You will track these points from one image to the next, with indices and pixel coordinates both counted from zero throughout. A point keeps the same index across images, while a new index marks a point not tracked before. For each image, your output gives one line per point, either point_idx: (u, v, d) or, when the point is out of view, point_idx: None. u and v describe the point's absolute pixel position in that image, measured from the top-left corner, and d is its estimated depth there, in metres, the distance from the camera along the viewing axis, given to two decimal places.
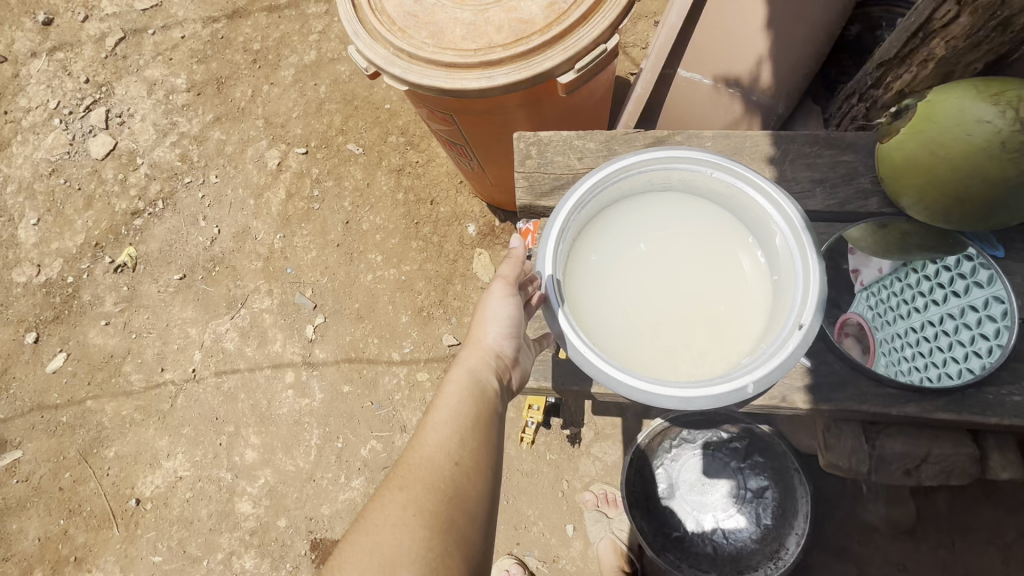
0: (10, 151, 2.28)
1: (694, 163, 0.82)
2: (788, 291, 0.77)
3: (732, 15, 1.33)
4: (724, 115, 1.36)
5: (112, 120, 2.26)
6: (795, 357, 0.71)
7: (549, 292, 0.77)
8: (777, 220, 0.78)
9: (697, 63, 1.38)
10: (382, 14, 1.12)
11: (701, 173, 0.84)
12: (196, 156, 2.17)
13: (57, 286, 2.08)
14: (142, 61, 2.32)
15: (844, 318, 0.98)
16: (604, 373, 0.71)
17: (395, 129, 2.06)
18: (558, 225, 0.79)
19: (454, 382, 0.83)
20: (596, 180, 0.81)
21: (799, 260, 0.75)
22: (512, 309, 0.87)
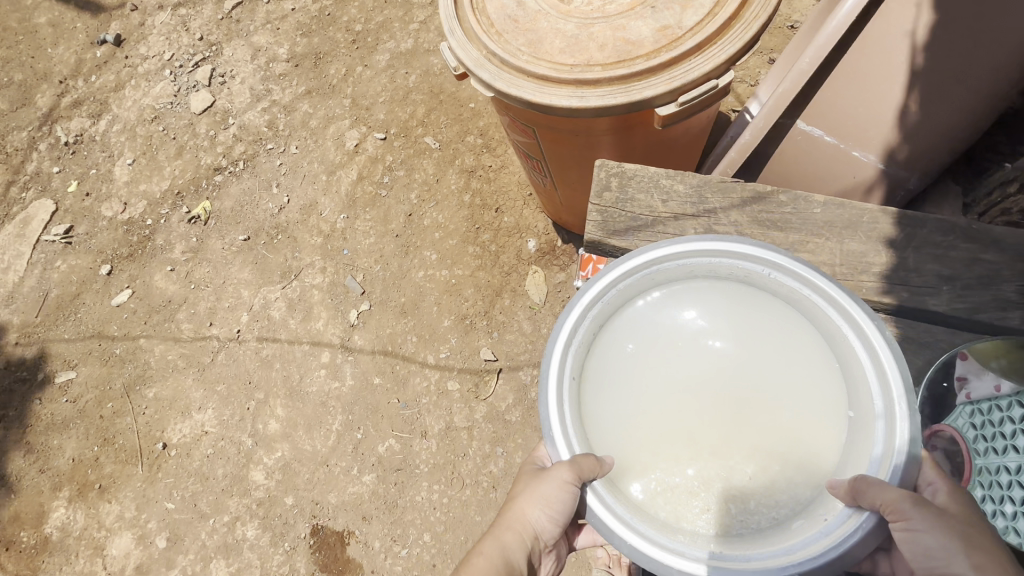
0: (124, 93, 2.45)
1: (746, 256, 0.77)
2: (865, 444, 0.69)
3: (873, 67, 1.17)
4: (843, 179, 1.25)
5: (214, 78, 2.37)
6: (855, 546, 0.63)
7: (551, 408, 0.73)
8: (852, 337, 0.71)
9: (821, 115, 1.27)
10: (482, 15, 1.07)
11: (755, 270, 0.79)
12: (282, 125, 2.22)
13: (137, 225, 2.20)
14: (252, 27, 2.42)
15: (935, 428, 0.87)
16: (610, 531, 0.68)
17: (475, 129, 2.02)
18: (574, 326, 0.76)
19: (486, 551, 0.79)
20: (629, 270, 0.77)
21: (881, 407, 0.67)
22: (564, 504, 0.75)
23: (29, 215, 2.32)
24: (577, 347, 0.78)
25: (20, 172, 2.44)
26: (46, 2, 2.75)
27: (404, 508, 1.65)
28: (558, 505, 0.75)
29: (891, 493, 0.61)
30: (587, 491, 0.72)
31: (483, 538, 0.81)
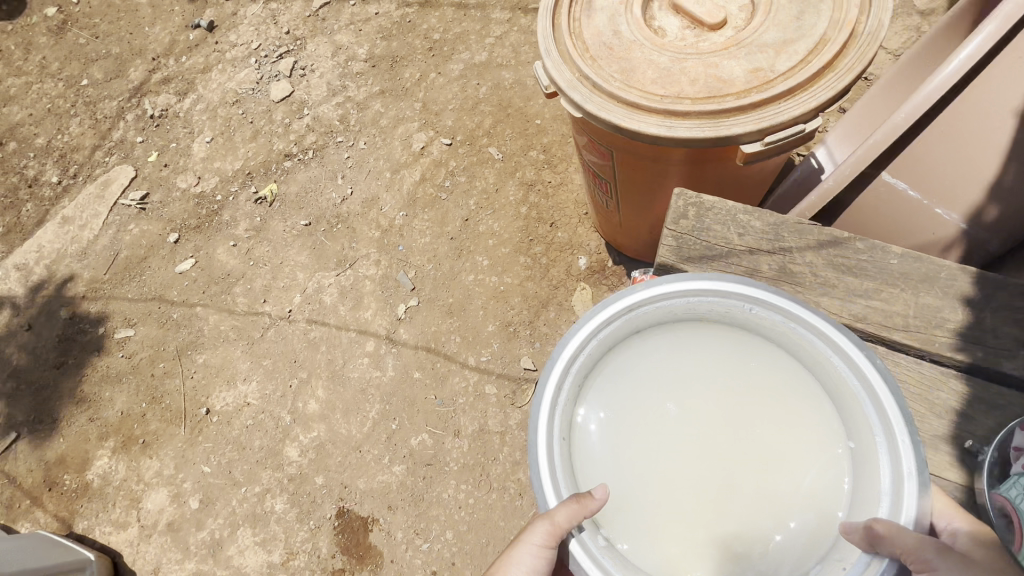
0: (209, 76, 2.61)
1: (726, 295, 0.82)
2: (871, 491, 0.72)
3: (969, 128, 1.14)
4: (920, 233, 1.26)
5: (295, 70, 2.50)
6: None
7: (540, 460, 0.75)
8: (845, 375, 0.76)
9: (907, 171, 1.25)
10: (578, 40, 1.13)
11: (737, 306, 0.82)
12: (353, 120, 2.32)
13: (207, 200, 2.32)
14: (336, 26, 2.55)
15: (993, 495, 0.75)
16: None
17: (539, 144, 2.08)
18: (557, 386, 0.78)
19: None
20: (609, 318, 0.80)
21: (883, 438, 0.71)
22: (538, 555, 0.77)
23: (111, 179, 2.48)
24: (562, 405, 0.79)
25: (106, 139, 2.61)
26: None
27: (429, 503, 1.68)
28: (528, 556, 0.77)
29: (911, 539, 0.61)
30: (571, 539, 0.73)
31: None
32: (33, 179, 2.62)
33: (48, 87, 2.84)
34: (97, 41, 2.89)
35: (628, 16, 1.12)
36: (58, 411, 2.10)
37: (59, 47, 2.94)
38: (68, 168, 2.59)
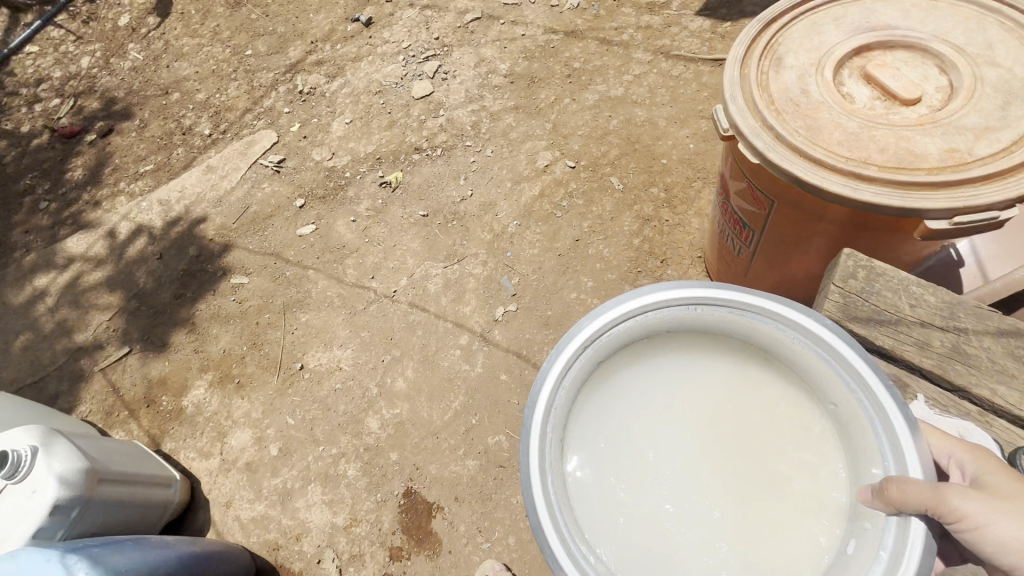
0: (359, 65, 2.82)
1: (672, 306, 0.94)
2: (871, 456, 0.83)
3: None
4: None
5: (438, 73, 2.66)
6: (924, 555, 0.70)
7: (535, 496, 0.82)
8: (802, 341, 0.90)
9: None
10: (764, 92, 1.17)
11: (684, 311, 0.95)
12: (484, 128, 2.45)
13: (337, 175, 2.50)
14: (482, 39, 2.70)
15: None
16: None
17: (662, 183, 2.12)
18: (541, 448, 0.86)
19: None
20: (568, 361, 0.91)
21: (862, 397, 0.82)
22: None
23: (255, 140, 2.72)
24: (551, 461, 0.87)
25: (257, 105, 2.86)
26: None
27: (496, 504, 1.72)
28: None
29: (925, 486, 0.71)
30: None
31: None
32: (187, 128, 2.90)
33: (216, 51, 3.16)
34: (266, 19, 3.20)
35: (818, 78, 1.16)
36: (167, 337, 2.27)
37: (232, 19, 3.27)
38: (218, 124, 2.86)
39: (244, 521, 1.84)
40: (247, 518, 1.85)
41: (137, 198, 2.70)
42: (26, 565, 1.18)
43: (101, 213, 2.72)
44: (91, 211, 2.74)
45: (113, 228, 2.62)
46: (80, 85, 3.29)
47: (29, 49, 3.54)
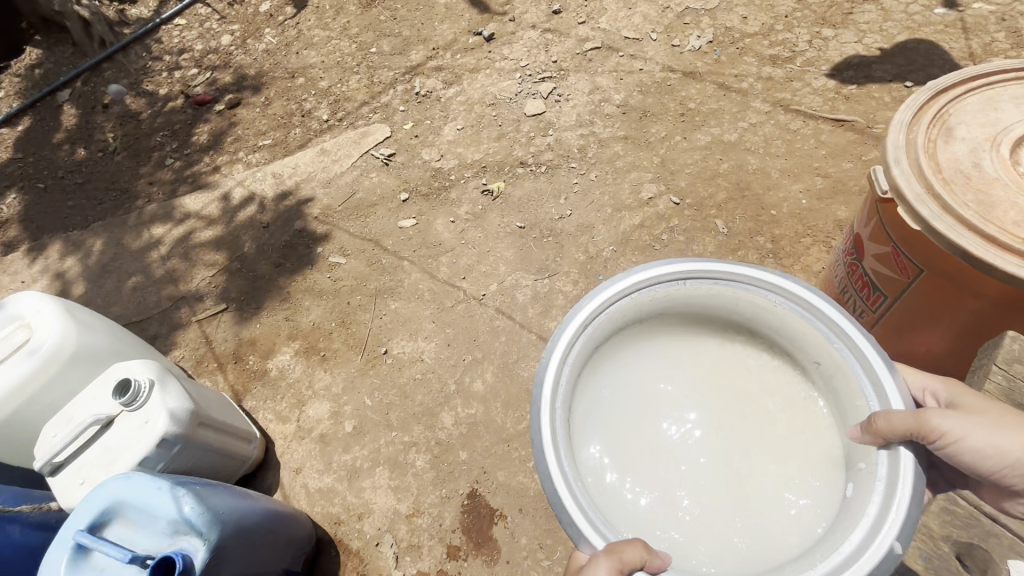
0: (476, 75, 2.93)
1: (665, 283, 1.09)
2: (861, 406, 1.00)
3: None
4: None
5: (552, 94, 2.74)
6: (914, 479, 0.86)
7: (550, 471, 0.94)
8: (784, 304, 1.06)
9: None
10: (931, 159, 1.15)
11: (674, 286, 1.10)
12: (591, 153, 2.49)
13: (442, 176, 2.61)
14: (600, 69, 2.77)
15: None
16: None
17: (768, 233, 2.10)
18: (548, 424, 0.98)
19: None
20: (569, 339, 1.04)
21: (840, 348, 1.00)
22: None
23: (368, 132, 2.86)
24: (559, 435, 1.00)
25: (374, 99, 3.01)
26: None
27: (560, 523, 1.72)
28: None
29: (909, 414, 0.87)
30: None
31: None
32: (307, 111, 3.08)
33: (343, 45, 3.35)
34: (393, 21, 3.38)
35: (993, 153, 1.13)
36: (261, 301, 2.39)
37: (362, 17, 3.47)
38: (336, 112, 3.02)
39: (310, 490, 1.90)
40: (314, 487, 1.90)
41: (253, 168, 2.89)
42: (137, 483, 1.34)
43: (218, 177, 2.91)
44: (209, 174, 2.94)
45: (226, 192, 2.79)
46: (216, 59, 3.57)
47: (177, 21, 3.87)
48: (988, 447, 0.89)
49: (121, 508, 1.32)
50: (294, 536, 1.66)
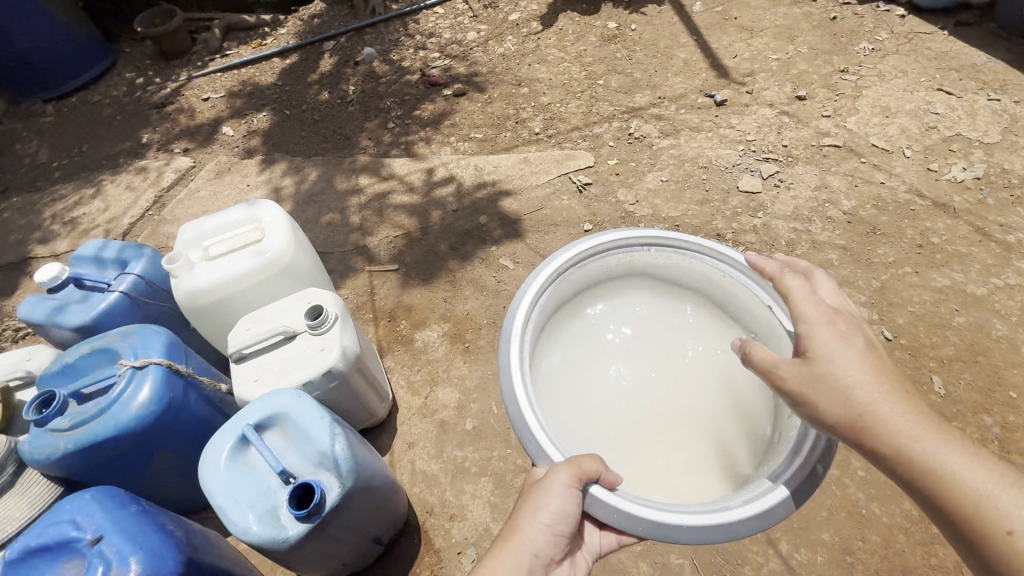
0: (696, 135, 2.87)
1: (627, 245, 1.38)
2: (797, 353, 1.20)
3: None
4: None
5: (772, 178, 2.58)
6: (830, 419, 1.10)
7: (516, 392, 1.15)
8: (729, 272, 1.32)
9: None
10: None
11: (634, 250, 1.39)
12: (799, 251, 2.29)
13: (632, 221, 2.57)
14: (833, 168, 2.57)
15: None
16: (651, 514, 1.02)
17: (998, 416, 1.77)
18: (517, 353, 1.21)
19: (530, 531, 1.10)
20: (540, 285, 1.30)
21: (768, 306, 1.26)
22: (574, 494, 1.06)
23: (573, 155, 2.91)
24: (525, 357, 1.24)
25: (588, 127, 3.08)
26: (691, 47, 3.43)
27: None
28: (565, 495, 1.05)
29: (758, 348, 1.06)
30: (590, 487, 1.07)
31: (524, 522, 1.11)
32: (521, 118, 3.24)
33: (574, 69, 3.49)
34: (628, 62, 3.45)
35: None
36: (428, 276, 2.52)
37: (599, 50, 3.59)
38: (548, 128, 3.14)
39: (416, 469, 1.93)
40: (420, 468, 1.93)
41: (458, 154, 3.09)
42: (306, 405, 1.44)
43: (426, 152, 3.16)
44: (420, 147, 3.20)
45: (430, 168, 3.00)
46: (457, 50, 3.90)
47: (436, 9, 4.33)
48: (823, 409, 0.96)
49: (284, 420, 1.43)
50: (395, 510, 1.67)
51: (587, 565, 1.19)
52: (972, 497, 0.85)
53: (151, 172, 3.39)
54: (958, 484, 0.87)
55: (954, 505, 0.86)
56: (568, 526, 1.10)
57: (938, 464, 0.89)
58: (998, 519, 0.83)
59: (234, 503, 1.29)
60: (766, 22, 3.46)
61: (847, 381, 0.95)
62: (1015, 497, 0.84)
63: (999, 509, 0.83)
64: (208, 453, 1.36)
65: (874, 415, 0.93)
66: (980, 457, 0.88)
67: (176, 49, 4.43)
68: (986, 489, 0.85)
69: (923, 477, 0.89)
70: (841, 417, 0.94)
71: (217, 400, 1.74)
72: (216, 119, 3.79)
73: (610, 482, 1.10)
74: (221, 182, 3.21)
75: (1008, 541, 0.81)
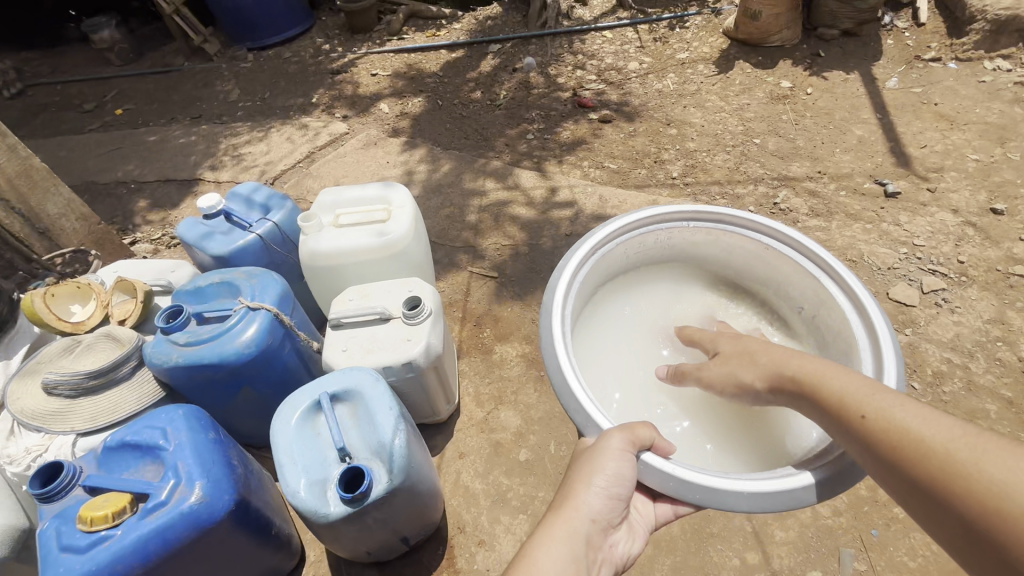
0: (852, 223, 2.56)
1: (668, 221, 1.48)
2: (845, 333, 1.28)
3: None
4: None
5: (934, 294, 2.22)
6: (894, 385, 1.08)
7: (558, 363, 1.20)
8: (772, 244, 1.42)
9: None
10: None
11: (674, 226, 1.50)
12: (949, 387, 1.94)
13: None
14: (1019, 303, 2.15)
15: None
16: (706, 485, 1.04)
17: None
18: (559, 324, 1.27)
19: (586, 493, 1.08)
20: (582, 257, 1.38)
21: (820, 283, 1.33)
22: (629, 461, 1.09)
23: None
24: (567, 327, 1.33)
25: (729, 185, 2.88)
26: (872, 126, 3.08)
27: None
28: (622, 460, 1.08)
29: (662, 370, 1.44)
30: (642, 454, 1.12)
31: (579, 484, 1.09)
32: (660, 159, 3.12)
33: (730, 122, 3.30)
34: (793, 126, 3.19)
35: None
36: (524, 292, 2.51)
37: (764, 107, 3.36)
38: (686, 175, 2.99)
39: (459, 481, 1.91)
40: (463, 482, 1.91)
41: (586, 180, 3.05)
42: (380, 391, 1.47)
43: (556, 170, 3.15)
44: (551, 164, 3.21)
45: (556, 187, 2.99)
46: (614, 76, 3.87)
47: (604, 33, 4.33)
48: (737, 378, 1.19)
49: (358, 397, 1.48)
50: (429, 518, 1.65)
51: (644, 536, 1.17)
52: (840, 393, 0.97)
53: (311, 129, 3.75)
54: (833, 386, 0.99)
55: (847, 404, 0.95)
56: (623, 491, 1.10)
57: (826, 379, 1.01)
58: (856, 408, 0.93)
59: (292, 463, 1.35)
60: (973, 116, 3.02)
61: (747, 352, 1.22)
62: (873, 388, 0.95)
63: (856, 401, 0.94)
64: (284, 407, 1.45)
65: (771, 363, 1.14)
66: (844, 367, 1.02)
67: (362, 25, 4.88)
68: (859, 388, 0.96)
69: (811, 395, 1.02)
70: (754, 375, 1.16)
71: (305, 356, 1.85)
72: (377, 94, 4.10)
73: (660, 448, 1.15)
74: (366, 153, 3.46)
75: (863, 423, 0.91)
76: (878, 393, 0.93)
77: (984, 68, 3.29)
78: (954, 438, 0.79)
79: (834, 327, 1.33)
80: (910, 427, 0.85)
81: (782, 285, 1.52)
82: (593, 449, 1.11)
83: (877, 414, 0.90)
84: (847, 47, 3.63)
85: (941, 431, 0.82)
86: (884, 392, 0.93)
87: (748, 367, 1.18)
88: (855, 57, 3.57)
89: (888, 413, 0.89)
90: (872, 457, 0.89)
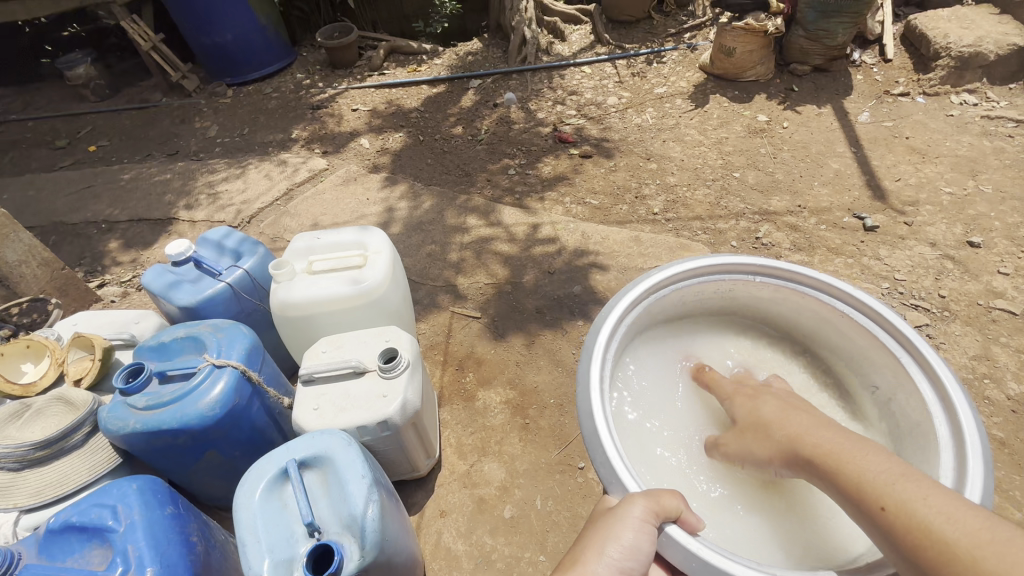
0: (834, 257, 2.57)
1: (732, 272, 1.45)
2: (925, 423, 1.18)
3: None
4: None
5: (919, 330, 2.21)
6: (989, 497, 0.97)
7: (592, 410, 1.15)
8: (847, 312, 1.35)
9: None
10: None
11: (744, 276, 1.46)
12: None
13: None
14: (1003, 339, 2.15)
15: None
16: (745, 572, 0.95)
17: None
18: (598, 369, 1.21)
19: (598, 561, 1.01)
20: (633, 299, 1.34)
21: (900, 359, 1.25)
22: (649, 534, 1.01)
23: (689, 245, 2.71)
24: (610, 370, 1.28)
25: (711, 220, 2.88)
26: (848, 159, 3.14)
27: None
28: (641, 532, 1.00)
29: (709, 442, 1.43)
30: (666, 526, 1.04)
31: (591, 552, 1.02)
32: (642, 195, 3.12)
33: (710, 156, 3.33)
34: (771, 160, 3.23)
35: None
36: (508, 333, 2.44)
37: (742, 140, 3.41)
38: (668, 210, 2.99)
39: (440, 543, 1.80)
40: (444, 543, 1.80)
41: (569, 216, 3.03)
42: (351, 457, 1.39)
43: (538, 206, 3.13)
44: (533, 199, 3.19)
45: (538, 223, 2.96)
46: (594, 111, 3.91)
47: (584, 68, 4.40)
48: (759, 450, 1.25)
49: (328, 463, 1.39)
50: None
51: None
52: (864, 483, 0.99)
53: (289, 166, 3.69)
54: (853, 475, 1.02)
55: (868, 491, 0.98)
56: (636, 566, 1.02)
57: (847, 465, 1.04)
58: (877, 498, 0.96)
59: (256, 542, 1.25)
60: (944, 149, 3.08)
61: (759, 426, 1.27)
62: (890, 476, 0.97)
63: (877, 490, 0.97)
64: (250, 475, 1.36)
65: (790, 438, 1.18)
66: (866, 451, 1.04)
67: (344, 60, 4.90)
68: (880, 476, 0.98)
69: (833, 478, 1.05)
70: (772, 453, 1.21)
71: (275, 412, 1.76)
72: (358, 130, 4.08)
73: (688, 523, 1.06)
74: (346, 189, 3.42)
75: (884, 515, 0.94)
76: (897, 482, 0.96)
77: (951, 102, 3.39)
78: (979, 541, 0.83)
79: (913, 414, 1.23)
80: (938, 529, 0.87)
81: (856, 356, 1.43)
82: (611, 516, 1.03)
83: (898, 508, 0.92)
84: (819, 83, 3.74)
85: (973, 538, 0.83)
86: (906, 481, 0.95)
87: (762, 443, 1.24)
88: (827, 92, 3.67)
89: (909, 506, 0.91)
90: (895, 551, 0.92)
